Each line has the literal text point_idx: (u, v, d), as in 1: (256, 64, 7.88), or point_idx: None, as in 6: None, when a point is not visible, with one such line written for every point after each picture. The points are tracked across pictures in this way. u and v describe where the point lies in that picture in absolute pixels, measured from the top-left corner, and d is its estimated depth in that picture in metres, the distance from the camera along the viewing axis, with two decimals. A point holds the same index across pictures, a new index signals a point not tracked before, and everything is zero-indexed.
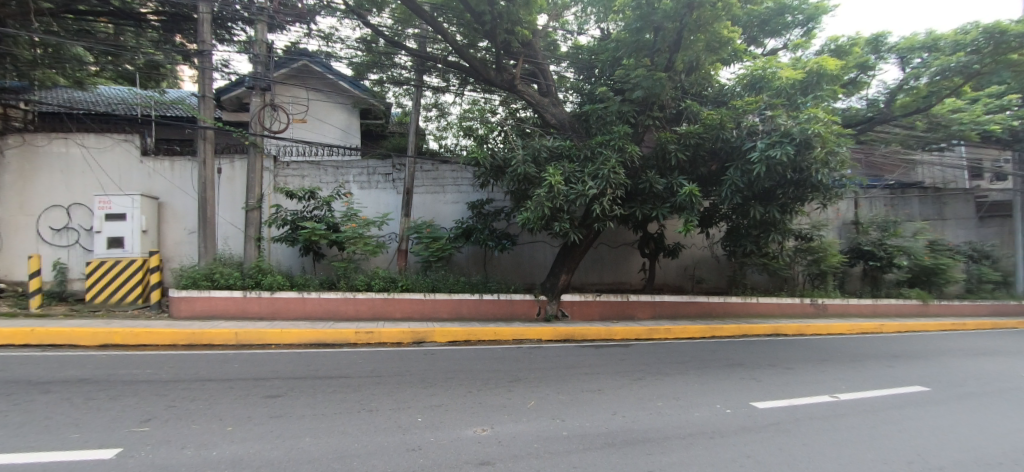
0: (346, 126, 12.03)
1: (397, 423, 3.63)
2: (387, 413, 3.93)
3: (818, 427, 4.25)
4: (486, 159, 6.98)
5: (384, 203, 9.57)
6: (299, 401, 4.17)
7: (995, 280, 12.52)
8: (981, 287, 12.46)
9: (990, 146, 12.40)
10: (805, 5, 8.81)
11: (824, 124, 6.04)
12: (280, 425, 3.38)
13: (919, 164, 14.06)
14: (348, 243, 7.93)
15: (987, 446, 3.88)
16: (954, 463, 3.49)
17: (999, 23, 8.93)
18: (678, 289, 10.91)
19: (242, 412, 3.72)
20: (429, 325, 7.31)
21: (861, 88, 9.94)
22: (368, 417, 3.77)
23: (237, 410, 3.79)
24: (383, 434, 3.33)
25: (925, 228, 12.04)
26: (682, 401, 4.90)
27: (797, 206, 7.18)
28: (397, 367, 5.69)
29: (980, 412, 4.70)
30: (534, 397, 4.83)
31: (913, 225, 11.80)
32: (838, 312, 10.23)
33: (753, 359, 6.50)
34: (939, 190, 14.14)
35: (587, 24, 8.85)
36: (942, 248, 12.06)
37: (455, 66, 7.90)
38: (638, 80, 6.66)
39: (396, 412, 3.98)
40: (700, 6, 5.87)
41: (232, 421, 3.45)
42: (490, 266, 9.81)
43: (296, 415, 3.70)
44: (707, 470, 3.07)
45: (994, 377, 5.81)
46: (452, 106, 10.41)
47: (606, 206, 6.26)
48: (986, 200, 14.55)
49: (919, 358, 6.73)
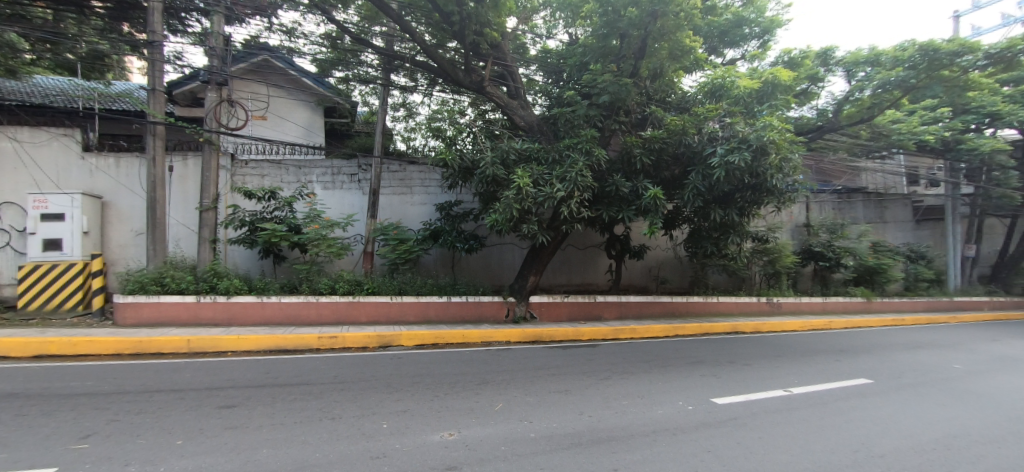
0: (309, 124, 11.64)
1: (360, 430, 3.50)
2: (350, 420, 3.79)
3: (773, 420, 4.44)
4: (455, 160, 6.92)
5: (349, 203, 9.32)
6: (257, 411, 3.96)
7: (930, 278, 13.52)
8: (917, 285, 13.43)
9: (926, 155, 13.40)
10: (761, 18, 9.25)
11: (778, 131, 6.34)
12: (235, 437, 3.19)
13: (864, 171, 15.03)
14: (311, 245, 7.65)
15: (924, 433, 4.16)
16: (895, 450, 3.72)
17: (932, 42, 9.73)
18: (643, 290, 11.17)
19: (193, 424, 3.49)
20: (396, 328, 7.15)
21: (812, 98, 10.48)
22: (329, 425, 3.62)
23: (188, 422, 3.55)
24: (346, 442, 3.21)
25: (868, 231, 12.95)
26: (647, 399, 4.99)
27: (753, 210, 7.49)
28: (362, 372, 5.52)
29: (917, 401, 5.05)
30: (501, 399, 4.80)
31: (858, 228, 12.94)
32: (791, 310, 10.75)
33: (714, 356, 6.72)
34: (881, 195, 15.17)
35: (555, 28, 8.98)
36: (884, 249, 12.94)
37: (423, 66, 7.78)
38: (605, 85, 6.79)
39: (360, 419, 3.85)
40: (664, 15, 6.05)
41: (182, 434, 3.23)
42: (459, 268, 9.72)
43: (252, 426, 3.50)
44: (671, 465, 3.13)
45: (928, 368, 6.27)
46: (420, 106, 10.25)
47: (574, 208, 6.33)
48: (922, 204, 15.79)
49: (863, 352, 7.17)
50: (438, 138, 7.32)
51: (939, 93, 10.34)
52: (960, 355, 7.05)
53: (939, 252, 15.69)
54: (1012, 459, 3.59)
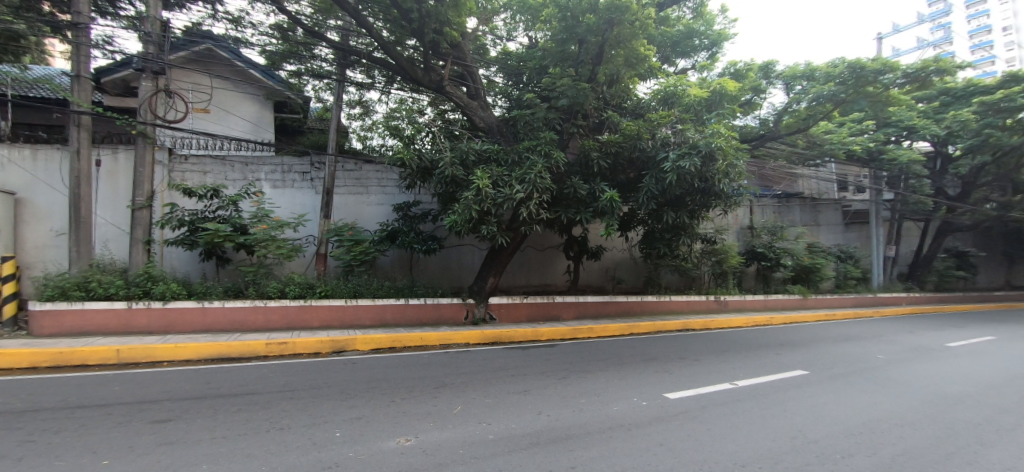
0: (257, 118, 11.04)
1: (311, 440, 3.33)
2: (300, 430, 3.60)
3: (721, 412, 4.66)
4: (413, 160, 6.78)
5: (301, 203, 8.94)
6: (197, 424, 3.67)
7: (857, 276, 14.76)
8: (847, 283, 14.62)
9: (855, 164, 14.62)
10: (710, 31, 9.76)
11: (725, 138, 6.69)
12: (170, 454, 2.94)
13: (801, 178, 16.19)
14: (258, 246, 7.24)
15: (853, 419, 4.50)
16: (830, 435, 4.00)
17: (858, 60, 10.60)
18: (600, 289, 11.43)
19: (122, 442, 3.18)
20: (350, 333, 6.89)
21: (755, 108, 11.17)
22: (277, 436, 3.42)
23: (116, 440, 3.23)
24: (295, 453, 3.04)
25: (805, 233, 13.98)
26: (603, 397, 5.09)
27: (703, 212, 7.84)
28: (314, 379, 5.27)
29: (846, 389, 5.47)
30: (460, 402, 4.73)
31: (794, 231, 13.71)
32: (737, 308, 11.38)
33: (667, 353, 6.98)
34: (816, 200, 16.42)
35: (515, 31, 9.05)
36: (818, 250, 14.02)
37: (381, 63, 7.59)
38: (564, 89, 6.91)
39: (310, 428, 3.66)
40: (620, 23, 6.22)
41: (109, 453, 2.93)
42: (417, 269, 9.53)
43: (190, 441, 3.24)
44: (626, 461, 3.20)
45: (855, 359, 6.83)
46: (378, 104, 9.99)
47: (533, 209, 6.37)
48: (851, 209, 17.23)
49: (800, 345, 7.70)
50: (396, 137, 7.15)
51: (864, 108, 11.19)
52: (882, 346, 7.73)
53: (865, 252, 17.20)
54: (927, 440, 3.96)
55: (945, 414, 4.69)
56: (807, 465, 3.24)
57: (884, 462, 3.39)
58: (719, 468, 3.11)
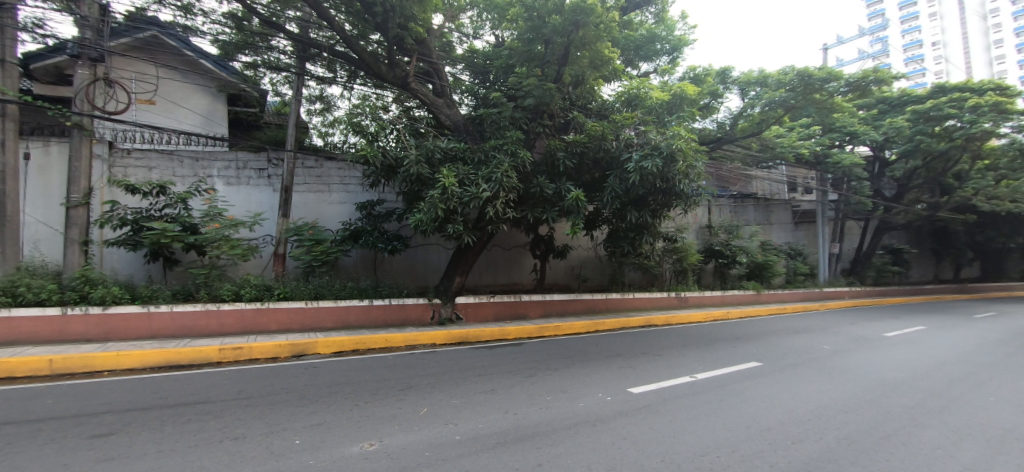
0: (209, 112, 10.49)
1: (268, 449, 3.17)
2: (256, 438, 3.42)
3: (681, 404, 4.81)
4: (377, 158, 6.64)
5: (257, 201, 8.56)
6: (141, 437, 3.42)
7: (805, 272, 15.71)
8: (796, 279, 15.54)
9: (804, 167, 15.52)
10: (671, 36, 10.09)
11: (685, 140, 6.92)
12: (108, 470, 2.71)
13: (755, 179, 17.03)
14: (210, 246, 6.88)
15: (803, 407, 4.76)
16: (783, 423, 4.22)
17: (806, 69, 11.27)
18: (566, 288, 11.58)
19: (53, 460, 2.91)
20: (310, 335, 6.65)
21: (713, 111, 11.66)
22: (230, 446, 3.24)
23: (46, 458, 2.95)
24: (250, 463, 2.89)
25: (758, 232, 14.75)
26: (569, 393, 5.15)
27: (664, 212, 8.08)
28: (272, 385, 5.05)
29: (796, 379, 5.79)
30: (426, 404, 4.66)
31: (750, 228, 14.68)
32: (696, 304, 11.83)
33: (630, 349, 7.15)
34: (768, 200, 17.33)
35: (481, 29, 9.03)
36: (770, 248, 14.85)
37: (343, 57, 7.38)
38: (530, 89, 6.95)
39: (267, 437, 3.48)
40: (586, 25, 6.32)
41: None
42: (381, 269, 9.32)
43: (133, 455, 3.01)
44: (591, 456, 3.23)
45: (803, 349, 7.25)
46: (340, 100, 9.70)
47: (499, 208, 6.36)
48: (800, 209, 18.33)
49: (754, 338, 8.10)
50: (360, 134, 6.97)
51: (811, 114, 11.91)
52: (827, 337, 8.24)
53: (813, 250, 18.34)
54: (868, 424, 4.24)
55: (883, 399, 5.05)
56: (762, 452, 3.40)
57: (831, 446, 3.60)
58: (680, 459, 3.21)
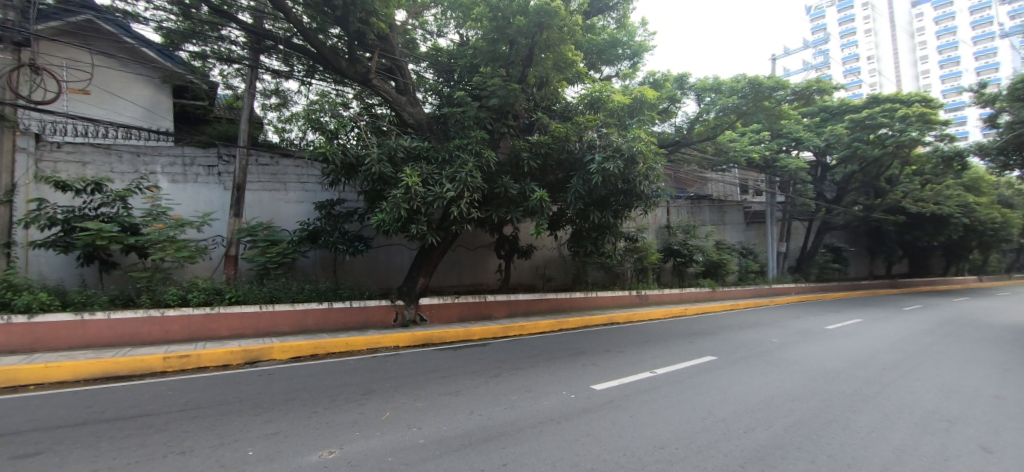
0: (152, 104, 9.96)
1: (217, 462, 3.00)
2: (205, 452, 3.22)
3: (641, 399, 4.96)
4: (336, 156, 6.44)
5: (206, 200, 8.11)
6: (72, 455, 3.13)
7: (756, 270, 16.62)
8: (748, 276, 16.41)
9: (755, 170, 16.41)
10: (632, 42, 10.40)
11: (645, 142, 7.14)
12: None
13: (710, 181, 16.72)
14: (153, 248, 6.45)
15: (754, 397, 5.02)
16: (736, 413, 4.43)
17: (757, 78, 11.87)
18: (531, 287, 11.68)
19: None
20: (265, 341, 6.34)
21: (671, 116, 12.13)
22: (175, 461, 3.03)
23: None
24: None
25: (713, 232, 15.54)
26: (533, 392, 5.19)
27: (626, 212, 8.27)
28: (222, 394, 4.78)
29: (748, 371, 6.09)
30: (388, 408, 4.55)
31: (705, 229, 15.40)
32: (656, 301, 12.25)
33: (593, 346, 7.30)
34: (723, 202, 18.20)
35: (446, 27, 8.99)
36: (724, 247, 15.68)
37: (300, 50, 7.13)
38: (494, 89, 6.96)
39: (217, 449, 3.28)
40: (550, 27, 6.41)
41: None
42: (342, 271, 9.05)
43: None
44: (555, 453, 3.27)
45: (754, 343, 7.66)
46: (298, 94, 9.34)
47: (464, 208, 6.33)
48: (751, 210, 19.41)
49: (709, 333, 8.47)
50: (318, 131, 6.74)
51: (761, 120, 12.59)
52: (776, 331, 8.75)
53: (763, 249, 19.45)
54: (812, 411, 4.53)
55: (826, 387, 5.41)
56: (717, 442, 3.55)
57: (780, 434, 3.81)
58: (641, 452, 3.30)
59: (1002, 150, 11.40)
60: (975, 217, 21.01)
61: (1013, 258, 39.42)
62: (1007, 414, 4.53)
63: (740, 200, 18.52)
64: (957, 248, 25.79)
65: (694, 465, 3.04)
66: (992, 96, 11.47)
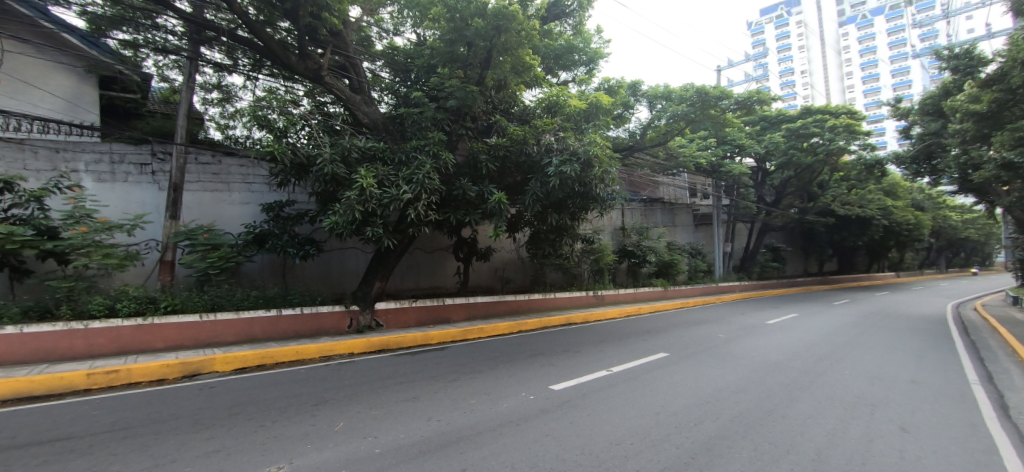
0: (74, 96, 9.12)
1: None
2: None
3: (596, 397, 5.10)
4: (285, 155, 6.17)
5: (138, 201, 7.53)
6: None
7: (703, 269, 17.55)
8: (696, 275, 17.30)
9: (703, 175, 17.32)
10: (587, 49, 10.66)
11: (600, 147, 7.35)
12: None
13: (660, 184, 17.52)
14: (74, 253, 5.87)
15: (701, 391, 5.29)
16: (686, 407, 4.65)
17: (703, 87, 12.52)
18: (490, 290, 11.71)
19: None
20: (205, 352, 5.93)
21: (625, 121, 12.56)
22: None
23: None
24: None
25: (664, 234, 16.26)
26: (492, 395, 5.19)
27: (583, 215, 8.47)
28: (156, 412, 4.43)
29: (696, 366, 6.40)
30: (343, 418, 4.40)
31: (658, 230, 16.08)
32: (611, 301, 12.64)
33: (551, 347, 7.42)
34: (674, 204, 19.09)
35: (402, 26, 8.91)
36: (675, 248, 16.45)
37: (245, 43, 6.77)
38: (452, 90, 6.94)
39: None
40: (508, 31, 6.46)
41: None
42: (291, 276, 8.67)
43: None
44: (514, 455, 3.29)
45: (702, 339, 8.06)
46: (244, 90, 8.85)
47: (421, 211, 6.25)
48: (699, 212, 20.49)
49: (661, 331, 8.84)
50: (265, 128, 6.42)
51: (707, 127, 13.34)
52: (721, 327, 9.27)
53: (711, 249, 20.56)
54: (755, 402, 4.83)
55: (767, 379, 5.79)
56: (669, 436, 3.72)
57: (727, 425, 4.03)
58: (598, 449, 3.39)
59: (913, 159, 12.56)
60: (893, 219, 23.28)
61: (923, 256, 44.18)
62: (920, 397, 5.04)
63: (689, 203, 19.48)
64: (879, 248, 28.50)
65: (647, 459, 3.15)
66: (906, 111, 12.83)
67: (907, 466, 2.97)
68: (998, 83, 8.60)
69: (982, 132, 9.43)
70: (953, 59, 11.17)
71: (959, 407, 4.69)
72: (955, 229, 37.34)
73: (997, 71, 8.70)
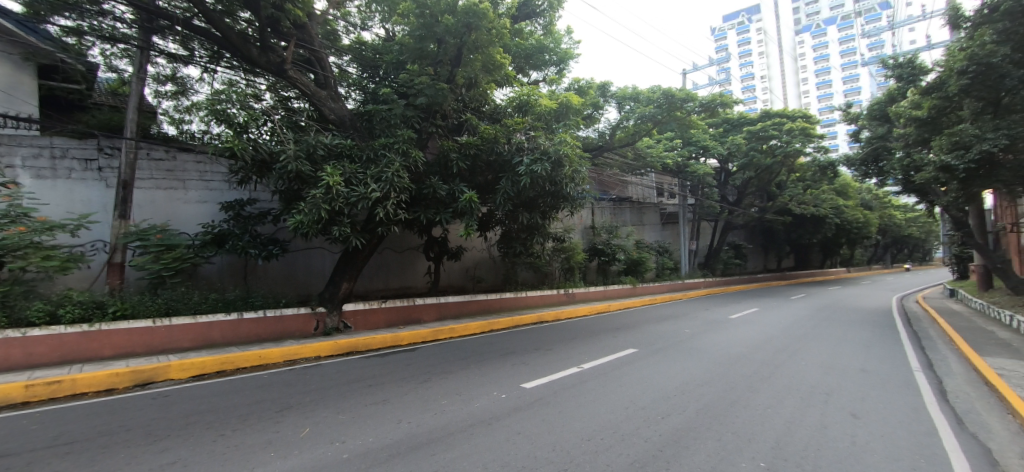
0: (9, 85, 8.42)
1: None
2: None
3: (565, 394, 5.19)
4: (246, 151, 5.93)
5: (84, 200, 7.10)
6: None
7: (670, 267, 18.14)
8: (664, 273, 17.85)
9: (670, 175, 17.87)
10: (558, 49, 10.77)
11: (571, 146, 7.45)
12: None
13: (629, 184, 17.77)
14: (9, 255, 5.42)
15: (666, 385, 5.46)
16: (652, 401, 4.79)
17: (669, 89, 12.91)
18: (461, 289, 11.67)
19: None
20: (159, 359, 5.63)
21: (595, 121, 12.77)
22: None
23: None
24: None
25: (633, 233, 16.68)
26: (463, 395, 5.18)
27: (553, 214, 8.56)
28: (104, 424, 4.16)
29: (662, 361, 6.61)
30: (309, 424, 4.28)
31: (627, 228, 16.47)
32: (582, 298, 12.86)
33: (523, 346, 7.47)
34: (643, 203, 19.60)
35: (370, 21, 8.75)
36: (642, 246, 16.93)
37: (201, 33, 6.48)
38: (422, 87, 6.86)
39: None
40: (478, 29, 6.43)
41: None
42: (253, 278, 8.35)
43: None
44: (486, 455, 3.29)
45: (668, 335, 8.33)
46: (201, 83, 8.44)
47: (390, 210, 6.16)
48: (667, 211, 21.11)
49: (629, 328, 9.06)
50: (224, 123, 6.13)
51: (674, 128, 13.73)
52: (686, 322, 9.60)
53: (677, 247, 21.23)
54: (718, 394, 5.03)
55: (729, 372, 6.04)
56: (638, 430, 3.82)
57: (692, 417, 4.18)
58: (569, 446, 3.44)
59: (862, 161, 13.37)
60: (845, 218, 24.74)
61: (871, 253, 47.16)
62: (868, 385, 5.38)
63: (657, 202, 20.07)
64: (832, 245, 30.24)
65: (617, 453, 3.23)
66: (855, 115, 13.77)
67: (855, 450, 3.17)
68: (936, 91, 9.27)
69: (923, 137, 10.14)
70: (898, 68, 11.94)
71: (903, 393, 5.03)
72: (899, 227, 40.03)
73: (935, 80, 9.38)
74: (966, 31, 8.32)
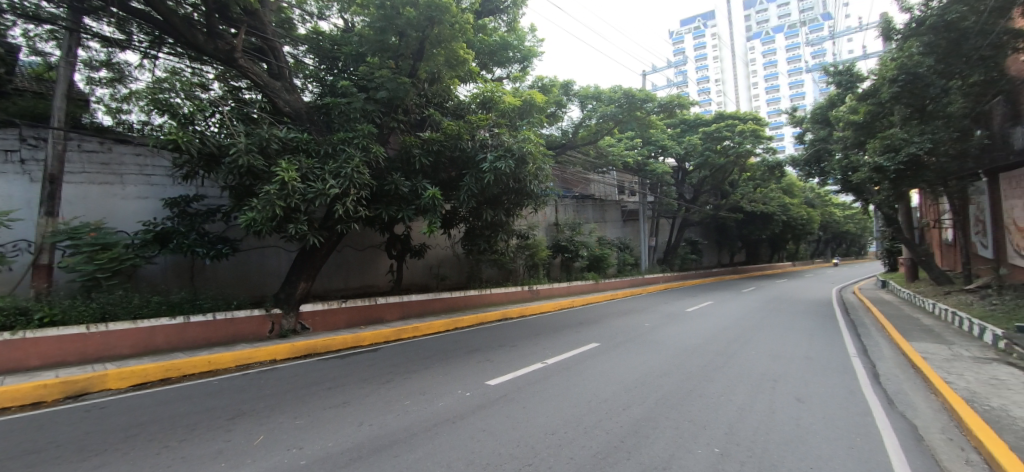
0: None
1: None
2: None
3: (527, 390, 5.27)
4: (191, 144, 5.58)
5: (3, 195, 6.46)
6: None
7: (630, 263, 18.73)
8: (625, 268, 18.41)
9: (631, 173, 18.44)
10: (521, 46, 10.85)
11: (535, 144, 7.51)
12: None
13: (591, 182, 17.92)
14: None
15: (625, 377, 5.65)
16: (612, 394, 4.95)
17: (630, 90, 13.24)
18: (424, 287, 11.55)
19: None
20: (96, 368, 5.23)
21: (558, 119, 12.88)
22: None
23: None
24: None
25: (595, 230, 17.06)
26: (427, 395, 5.14)
27: (517, 211, 8.61)
28: (30, 440, 3.82)
29: (620, 354, 6.84)
30: (265, 430, 4.13)
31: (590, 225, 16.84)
32: (546, 295, 13.06)
33: (488, 342, 7.50)
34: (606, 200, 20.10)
35: (327, 10, 8.44)
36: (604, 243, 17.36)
37: (140, 16, 6.04)
38: (382, 81, 6.72)
39: None
40: (441, 23, 6.33)
41: None
42: (201, 279, 7.90)
43: None
44: (449, 454, 3.29)
45: (629, 328, 8.60)
46: (140, 69, 7.84)
47: (350, 206, 6.00)
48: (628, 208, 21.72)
49: (592, 322, 9.30)
50: (166, 113, 5.76)
51: (634, 128, 14.00)
52: (644, 316, 9.97)
53: (638, 243, 21.94)
54: (674, 384, 5.27)
55: (684, 362, 6.33)
56: (600, 422, 3.93)
57: (651, 408, 4.35)
58: (534, 441, 3.51)
59: (807, 161, 14.31)
60: (792, 215, 26.45)
61: (815, 247, 50.56)
62: (810, 370, 5.81)
63: (618, 200, 20.65)
64: (779, 241, 32.24)
65: (580, 446, 3.32)
66: (800, 119, 14.71)
67: (800, 432, 3.41)
68: (871, 97, 10.02)
69: (859, 139, 10.96)
70: (837, 75, 12.64)
71: (841, 378, 5.45)
72: (839, 224, 43.18)
73: (870, 87, 10.15)
74: (895, 43, 9.03)
